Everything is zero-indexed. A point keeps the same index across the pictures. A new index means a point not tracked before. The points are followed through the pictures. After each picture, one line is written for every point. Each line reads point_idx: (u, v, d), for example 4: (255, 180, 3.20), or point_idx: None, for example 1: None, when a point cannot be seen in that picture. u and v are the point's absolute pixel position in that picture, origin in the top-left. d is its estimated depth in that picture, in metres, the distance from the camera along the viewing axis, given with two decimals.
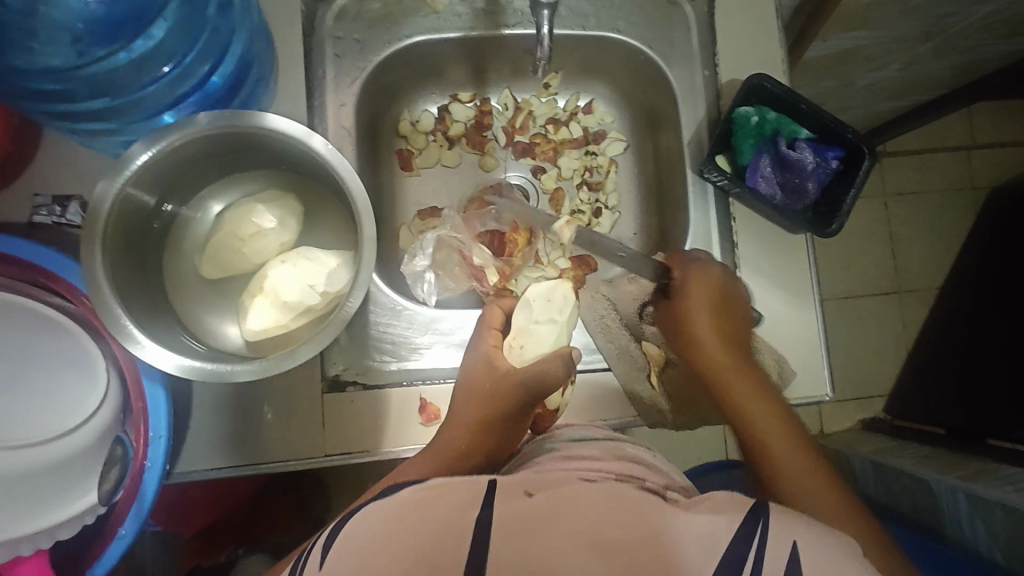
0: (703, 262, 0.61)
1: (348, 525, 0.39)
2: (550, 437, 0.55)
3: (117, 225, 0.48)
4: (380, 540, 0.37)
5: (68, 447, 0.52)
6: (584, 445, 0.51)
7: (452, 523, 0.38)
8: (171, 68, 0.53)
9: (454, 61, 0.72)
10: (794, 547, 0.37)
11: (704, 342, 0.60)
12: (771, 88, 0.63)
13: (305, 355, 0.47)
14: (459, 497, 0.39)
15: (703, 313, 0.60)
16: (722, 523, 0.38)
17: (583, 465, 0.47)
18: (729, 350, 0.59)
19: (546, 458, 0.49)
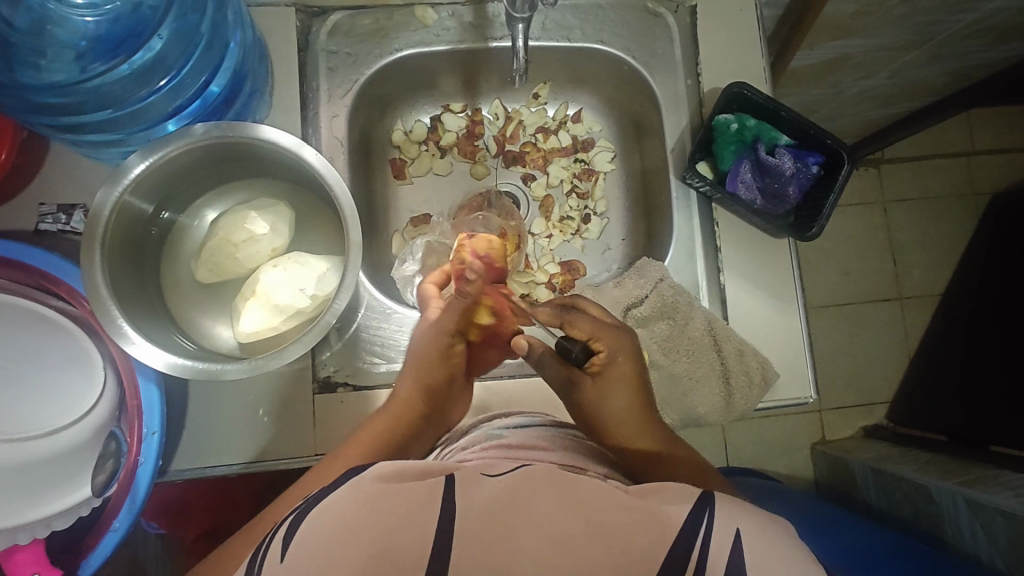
0: (620, 333, 0.57)
1: (313, 515, 0.39)
2: (497, 423, 0.57)
3: (116, 231, 0.51)
4: (351, 530, 0.38)
5: (64, 442, 0.54)
6: (533, 433, 0.53)
7: (423, 512, 0.38)
8: (167, 82, 0.56)
9: (445, 72, 0.75)
10: (737, 533, 0.38)
11: (621, 421, 0.54)
12: (750, 96, 0.65)
13: (294, 355, 0.49)
14: (417, 493, 0.40)
15: (620, 386, 0.55)
16: (674, 510, 0.39)
17: (530, 452, 0.48)
18: (646, 432, 0.54)
19: (493, 448, 0.50)
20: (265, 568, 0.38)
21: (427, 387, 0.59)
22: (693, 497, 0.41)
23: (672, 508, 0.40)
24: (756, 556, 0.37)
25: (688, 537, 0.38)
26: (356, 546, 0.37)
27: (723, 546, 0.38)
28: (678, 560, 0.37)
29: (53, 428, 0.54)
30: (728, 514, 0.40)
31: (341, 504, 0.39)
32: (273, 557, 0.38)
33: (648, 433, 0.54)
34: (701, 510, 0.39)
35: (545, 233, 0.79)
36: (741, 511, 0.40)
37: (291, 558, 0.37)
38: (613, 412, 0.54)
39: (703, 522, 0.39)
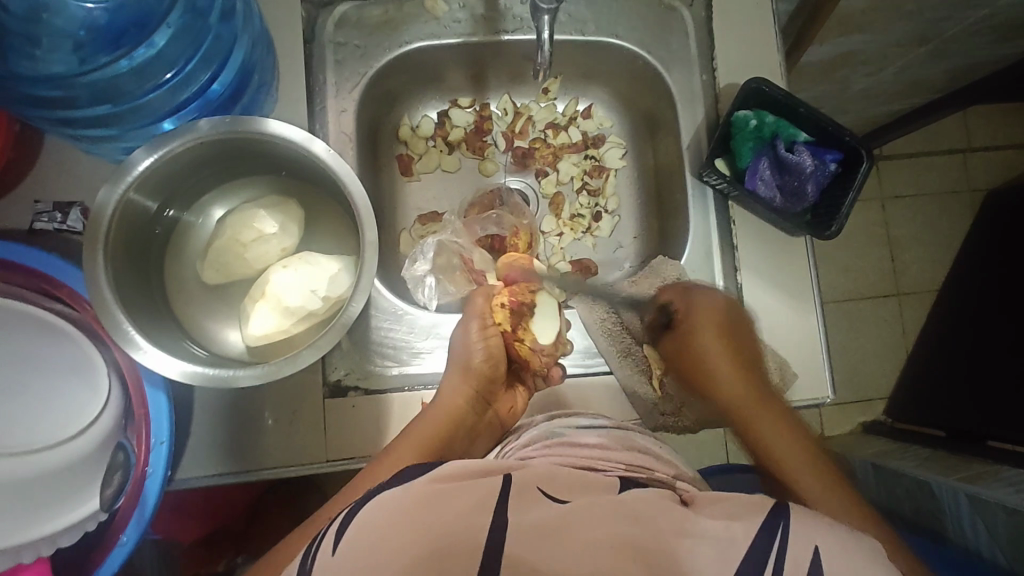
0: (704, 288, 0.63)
1: (360, 520, 0.39)
2: (558, 421, 0.56)
3: (119, 231, 0.48)
4: (393, 537, 0.37)
5: (66, 455, 0.51)
6: (594, 432, 0.53)
7: (468, 521, 0.38)
8: (172, 75, 0.54)
9: (454, 66, 0.73)
10: (816, 550, 0.37)
11: (720, 375, 0.61)
12: (770, 92, 0.64)
13: (308, 360, 0.47)
14: (475, 492, 0.39)
15: (710, 335, 0.62)
16: (738, 529, 0.38)
17: (593, 456, 0.49)
18: (745, 383, 0.60)
19: (556, 445, 0.51)
20: (319, 561, 0.38)
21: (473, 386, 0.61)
22: (765, 509, 0.40)
23: (738, 525, 0.39)
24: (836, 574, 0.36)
25: (759, 553, 0.37)
26: (407, 549, 0.36)
27: (799, 564, 0.37)
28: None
29: (56, 440, 0.51)
30: (763, 525, 0.39)
31: (398, 499, 0.39)
32: (326, 552, 0.38)
33: (745, 386, 0.60)
34: (776, 521, 0.39)
35: (555, 232, 0.78)
36: (813, 526, 0.39)
37: (343, 552, 0.37)
38: (709, 359, 0.62)
39: (772, 542, 0.38)
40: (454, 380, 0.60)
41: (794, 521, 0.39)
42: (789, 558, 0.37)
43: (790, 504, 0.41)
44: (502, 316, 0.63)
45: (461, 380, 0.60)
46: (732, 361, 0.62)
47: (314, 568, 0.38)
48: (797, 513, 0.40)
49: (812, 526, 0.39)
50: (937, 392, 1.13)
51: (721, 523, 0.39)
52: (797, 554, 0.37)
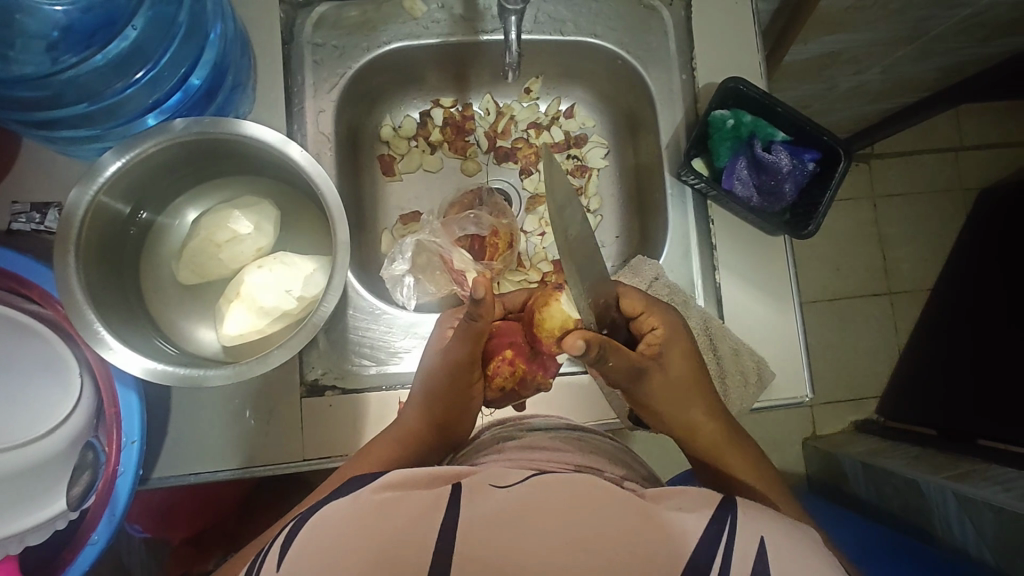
0: (666, 309, 0.59)
1: (314, 523, 0.39)
2: (512, 426, 0.58)
3: (91, 233, 0.48)
4: (343, 544, 0.38)
5: (30, 455, 0.51)
6: (548, 435, 0.54)
7: (417, 530, 0.38)
8: (144, 74, 0.54)
9: (436, 66, 0.73)
10: (762, 541, 0.39)
11: (684, 397, 0.58)
12: (747, 91, 0.64)
13: (278, 361, 0.47)
14: (420, 500, 0.40)
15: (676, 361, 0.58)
16: (691, 522, 0.39)
17: (545, 455, 0.49)
18: (712, 413, 0.59)
19: (509, 449, 0.52)
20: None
21: (438, 415, 0.56)
22: (716, 501, 0.41)
23: (690, 519, 0.39)
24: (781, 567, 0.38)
25: (706, 549, 0.38)
26: (366, 551, 0.37)
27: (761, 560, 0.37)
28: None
29: (20, 442, 0.51)
30: (710, 521, 0.39)
31: (342, 509, 0.40)
32: (271, 566, 0.39)
33: (707, 413, 0.58)
34: (726, 515, 0.40)
35: (537, 230, 0.78)
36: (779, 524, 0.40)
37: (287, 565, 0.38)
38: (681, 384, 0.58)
39: (720, 536, 0.39)
40: (417, 405, 0.57)
41: (750, 518, 0.40)
42: (752, 560, 0.37)
43: (755, 506, 0.41)
44: (494, 389, 0.60)
45: (419, 412, 0.56)
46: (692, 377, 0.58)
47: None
48: (742, 507, 0.41)
49: (756, 519, 0.40)
50: (926, 391, 1.13)
51: (683, 525, 0.39)
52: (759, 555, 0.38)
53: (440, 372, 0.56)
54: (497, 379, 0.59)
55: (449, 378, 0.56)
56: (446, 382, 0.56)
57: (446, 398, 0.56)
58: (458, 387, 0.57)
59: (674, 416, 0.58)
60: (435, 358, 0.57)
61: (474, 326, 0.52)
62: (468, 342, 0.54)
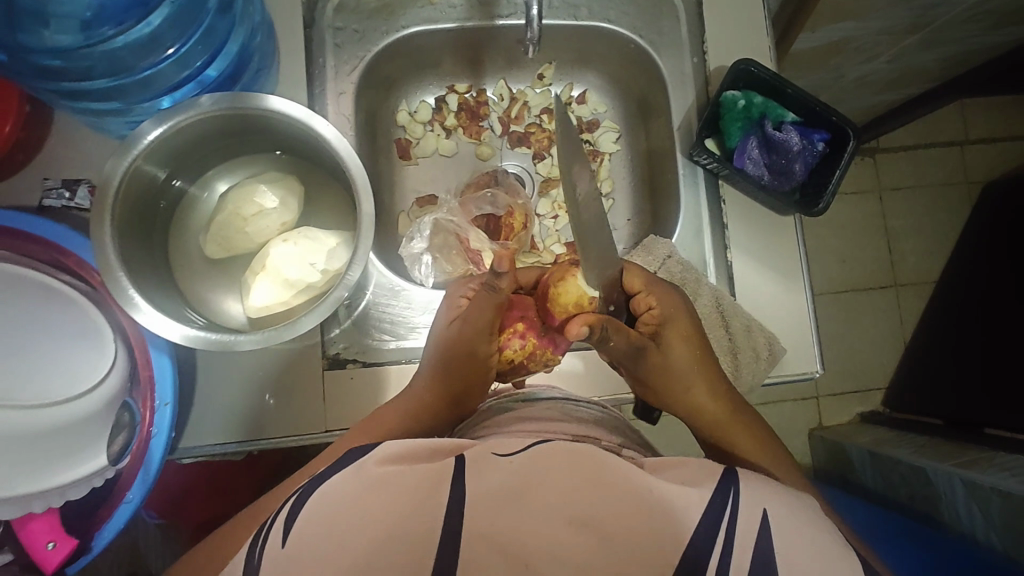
0: (666, 289, 0.61)
1: (316, 496, 0.40)
2: (509, 397, 0.60)
3: (125, 200, 0.50)
4: (354, 513, 0.39)
5: (75, 411, 0.54)
6: (544, 406, 0.55)
7: (427, 500, 0.39)
8: (176, 49, 0.55)
9: (452, 51, 0.75)
10: (764, 514, 0.40)
11: (688, 380, 0.59)
12: (758, 73, 0.65)
13: (307, 326, 0.49)
14: (427, 473, 0.41)
15: (680, 347, 0.59)
16: (693, 496, 0.40)
17: (542, 425, 0.51)
18: (717, 400, 0.59)
19: (505, 421, 0.53)
20: (267, 553, 0.39)
21: (450, 384, 0.58)
22: (717, 475, 0.42)
23: (695, 491, 0.40)
24: (784, 542, 0.39)
25: (711, 517, 0.39)
26: (393, 510, 0.39)
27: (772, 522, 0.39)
28: (702, 553, 0.38)
29: (68, 396, 0.53)
30: (713, 491, 0.40)
31: (345, 485, 0.41)
32: (275, 543, 0.39)
33: (712, 397, 0.59)
34: (728, 489, 0.41)
35: (550, 214, 0.79)
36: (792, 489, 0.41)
37: (292, 544, 0.39)
38: (685, 371, 0.59)
39: (727, 504, 0.40)
40: (424, 378, 0.58)
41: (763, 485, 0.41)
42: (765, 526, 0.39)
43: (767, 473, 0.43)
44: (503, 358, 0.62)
45: (426, 384, 0.58)
46: (696, 363, 0.59)
47: (261, 562, 0.39)
48: (744, 479, 0.42)
49: (759, 491, 0.42)
50: (933, 380, 1.14)
51: (699, 490, 0.41)
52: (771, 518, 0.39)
53: (455, 343, 0.58)
54: (508, 352, 0.61)
55: (464, 349, 0.58)
56: (462, 354, 0.58)
57: (459, 365, 0.58)
58: (470, 359, 0.58)
59: (678, 398, 0.59)
60: (447, 329, 0.59)
61: (496, 295, 0.55)
62: (492, 310, 0.56)
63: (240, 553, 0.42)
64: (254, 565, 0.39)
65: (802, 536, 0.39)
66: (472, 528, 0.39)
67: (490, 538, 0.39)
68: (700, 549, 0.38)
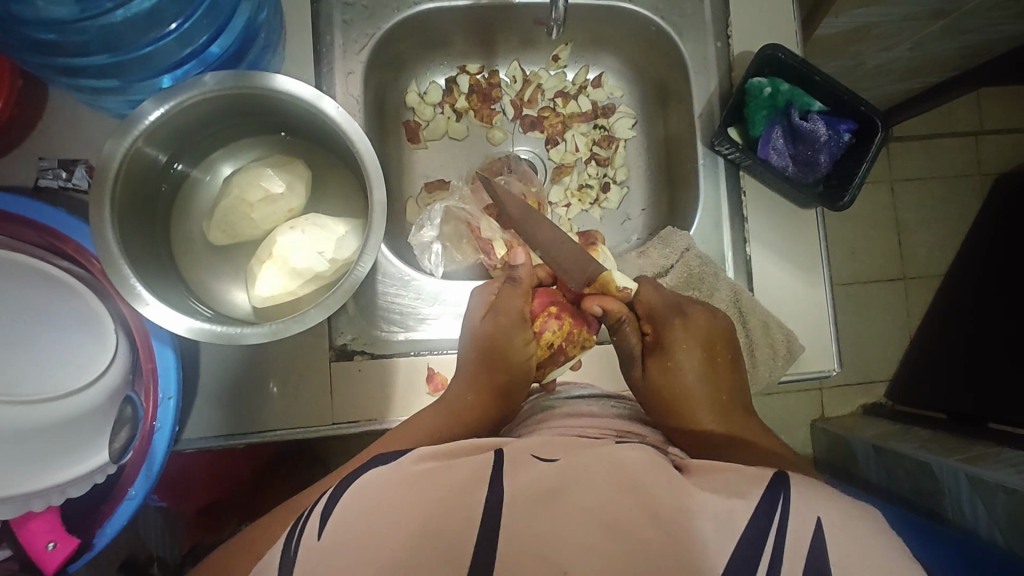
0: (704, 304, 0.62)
1: (355, 490, 0.41)
2: (550, 395, 0.60)
3: (125, 184, 0.48)
4: (384, 513, 0.39)
5: (74, 406, 0.52)
6: (586, 403, 0.56)
7: (453, 505, 0.39)
8: (179, 24, 0.52)
9: (464, 29, 0.71)
10: (818, 523, 0.38)
11: (689, 386, 0.57)
12: (785, 59, 0.63)
13: (315, 320, 0.47)
14: (460, 479, 0.41)
15: (693, 351, 0.58)
16: (739, 504, 0.39)
17: (584, 422, 0.51)
18: (719, 411, 0.56)
19: (550, 418, 0.54)
20: (303, 545, 0.40)
21: (494, 381, 0.58)
22: (767, 481, 0.41)
23: (717, 501, 0.39)
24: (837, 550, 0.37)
25: (758, 526, 0.38)
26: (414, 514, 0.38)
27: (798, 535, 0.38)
28: (748, 563, 0.37)
29: (65, 391, 0.52)
30: (760, 500, 0.39)
31: (380, 481, 0.42)
32: (312, 534, 0.40)
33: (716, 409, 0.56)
34: (776, 494, 0.40)
35: (563, 202, 0.77)
36: (817, 499, 0.40)
37: (328, 536, 0.39)
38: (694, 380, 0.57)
39: (753, 513, 0.38)
40: (465, 376, 0.57)
41: (789, 493, 0.40)
42: (793, 539, 0.37)
43: (792, 480, 0.42)
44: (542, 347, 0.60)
45: (465, 385, 0.57)
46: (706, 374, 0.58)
47: (298, 553, 0.39)
48: (793, 486, 0.41)
49: (809, 499, 0.40)
50: (940, 374, 1.13)
51: (725, 498, 0.39)
52: (798, 529, 0.38)
53: (486, 333, 0.58)
54: (545, 336, 0.60)
55: (500, 331, 0.57)
56: (499, 336, 0.57)
57: (497, 359, 0.58)
58: (506, 346, 0.58)
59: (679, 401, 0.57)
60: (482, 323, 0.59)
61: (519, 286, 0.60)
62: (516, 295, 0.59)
63: (279, 542, 0.43)
64: (290, 559, 0.40)
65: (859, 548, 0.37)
66: (512, 531, 0.38)
67: (533, 544, 0.37)
68: (746, 558, 0.37)
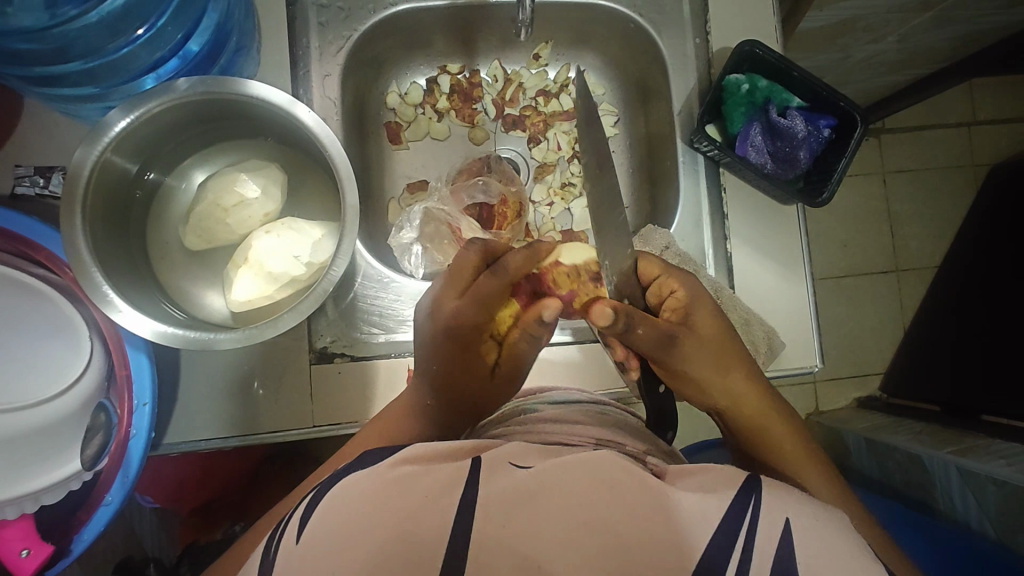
0: (684, 274, 0.58)
1: (335, 492, 0.40)
2: (533, 398, 0.59)
3: (97, 191, 0.48)
4: (354, 524, 0.38)
5: (49, 412, 0.52)
6: (569, 407, 0.56)
7: (423, 510, 0.38)
8: (144, 31, 0.51)
9: (443, 29, 0.71)
10: (789, 521, 0.38)
11: (714, 374, 0.57)
12: (763, 55, 0.62)
13: (288, 324, 0.47)
14: (434, 480, 0.40)
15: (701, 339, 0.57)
16: (713, 502, 0.39)
17: (566, 428, 0.51)
18: (741, 375, 0.58)
19: (530, 420, 0.53)
20: (281, 549, 0.40)
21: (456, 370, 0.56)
22: (740, 481, 0.41)
23: (689, 497, 0.39)
24: (806, 549, 0.37)
25: (732, 523, 0.38)
26: (382, 517, 0.38)
27: (773, 534, 0.38)
28: (719, 562, 0.37)
29: (36, 399, 0.52)
30: (734, 499, 0.39)
31: (363, 482, 0.40)
32: (290, 540, 0.39)
33: (737, 376, 0.58)
34: (748, 495, 0.40)
35: (545, 201, 0.76)
36: (791, 498, 0.40)
37: (305, 542, 0.39)
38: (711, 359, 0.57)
39: (727, 510, 0.39)
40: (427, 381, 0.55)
41: (762, 492, 0.40)
42: (767, 538, 0.38)
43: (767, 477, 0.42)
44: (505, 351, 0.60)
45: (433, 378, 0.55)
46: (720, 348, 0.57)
47: (277, 558, 0.39)
48: (768, 484, 0.41)
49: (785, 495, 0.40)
50: (931, 366, 1.13)
51: (700, 496, 0.39)
52: (770, 529, 0.38)
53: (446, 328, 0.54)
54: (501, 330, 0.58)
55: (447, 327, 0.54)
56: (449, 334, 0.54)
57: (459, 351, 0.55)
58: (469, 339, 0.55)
59: (710, 389, 0.58)
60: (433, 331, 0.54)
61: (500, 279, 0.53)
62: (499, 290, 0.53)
63: (258, 548, 0.43)
64: (269, 564, 0.40)
65: (829, 545, 0.38)
66: (484, 529, 0.38)
67: (508, 539, 0.37)
68: (717, 558, 0.37)
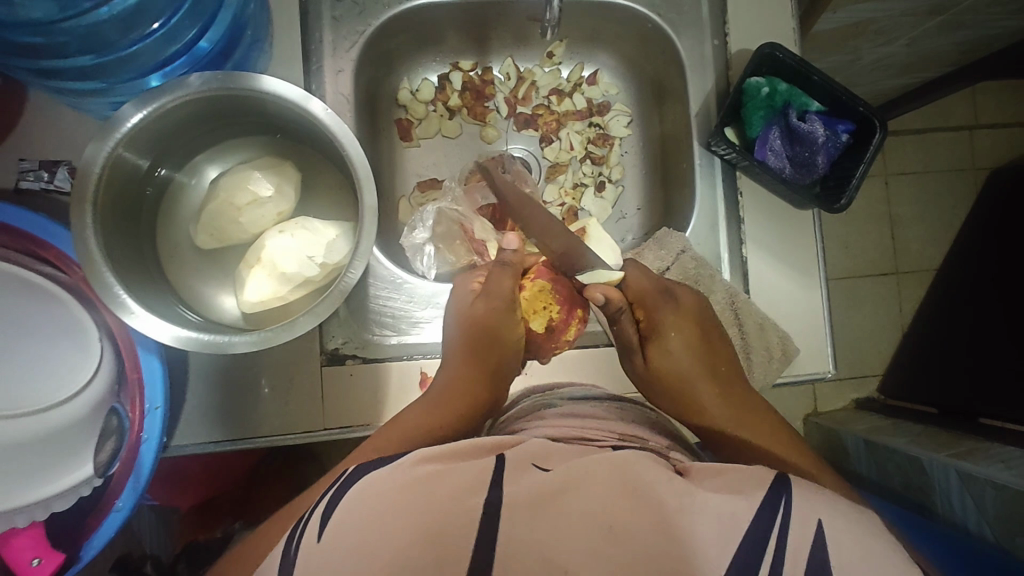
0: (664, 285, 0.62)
1: (358, 489, 0.40)
2: (551, 393, 0.59)
3: (107, 191, 0.46)
4: (378, 524, 0.37)
5: (58, 418, 0.51)
6: (589, 403, 0.55)
7: (447, 526, 0.37)
8: (160, 25, 0.50)
9: (455, 25, 0.70)
10: (819, 524, 0.38)
11: (692, 382, 0.60)
12: (783, 58, 0.62)
13: (305, 328, 0.46)
14: (451, 487, 0.39)
15: (679, 341, 0.61)
16: (740, 505, 0.38)
17: (587, 424, 0.50)
18: (717, 389, 0.60)
19: (551, 414, 0.53)
20: (303, 546, 0.39)
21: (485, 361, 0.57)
22: (768, 483, 0.40)
23: (715, 502, 0.38)
24: (840, 552, 0.36)
25: (760, 527, 0.37)
26: (405, 530, 0.37)
27: (802, 537, 0.37)
28: (748, 566, 0.36)
29: (43, 405, 0.51)
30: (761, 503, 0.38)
31: (385, 483, 0.40)
32: (312, 537, 0.39)
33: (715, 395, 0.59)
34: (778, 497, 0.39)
35: (557, 201, 0.76)
36: (820, 501, 0.39)
37: (327, 538, 0.38)
38: (683, 374, 0.60)
39: (753, 515, 0.38)
40: (451, 369, 0.56)
41: (791, 496, 0.39)
42: (796, 538, 0.37)
43: (792, 480, 0.41)
44: (538, 322, 0.60)
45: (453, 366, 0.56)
46: (696, 355, 0.61)
47: (298, 554, 0.38)
48: (795, 486, 0.40)
49: (812, 500, 0.39)
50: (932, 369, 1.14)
51: (726, 500, 0.38)
52: (799, 533, 0.37)
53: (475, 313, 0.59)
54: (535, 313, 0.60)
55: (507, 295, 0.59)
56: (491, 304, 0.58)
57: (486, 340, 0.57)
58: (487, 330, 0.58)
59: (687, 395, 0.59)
60: (467, 303, 0.59)
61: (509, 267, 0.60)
62: (510, 278, 0.59)
63: (278, 543, 0.42)
64: (290, 559, 0.39)
65: (866, 550, 0.37)
66: (512, 529, 0.37)
67: (532, 550, 0.37)
68: (749, 559, 0.36)
